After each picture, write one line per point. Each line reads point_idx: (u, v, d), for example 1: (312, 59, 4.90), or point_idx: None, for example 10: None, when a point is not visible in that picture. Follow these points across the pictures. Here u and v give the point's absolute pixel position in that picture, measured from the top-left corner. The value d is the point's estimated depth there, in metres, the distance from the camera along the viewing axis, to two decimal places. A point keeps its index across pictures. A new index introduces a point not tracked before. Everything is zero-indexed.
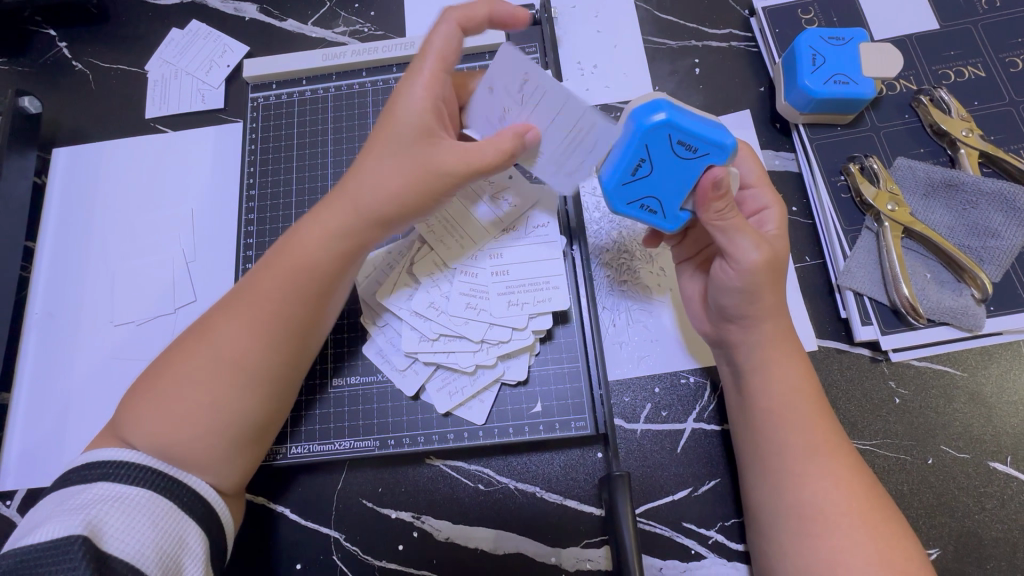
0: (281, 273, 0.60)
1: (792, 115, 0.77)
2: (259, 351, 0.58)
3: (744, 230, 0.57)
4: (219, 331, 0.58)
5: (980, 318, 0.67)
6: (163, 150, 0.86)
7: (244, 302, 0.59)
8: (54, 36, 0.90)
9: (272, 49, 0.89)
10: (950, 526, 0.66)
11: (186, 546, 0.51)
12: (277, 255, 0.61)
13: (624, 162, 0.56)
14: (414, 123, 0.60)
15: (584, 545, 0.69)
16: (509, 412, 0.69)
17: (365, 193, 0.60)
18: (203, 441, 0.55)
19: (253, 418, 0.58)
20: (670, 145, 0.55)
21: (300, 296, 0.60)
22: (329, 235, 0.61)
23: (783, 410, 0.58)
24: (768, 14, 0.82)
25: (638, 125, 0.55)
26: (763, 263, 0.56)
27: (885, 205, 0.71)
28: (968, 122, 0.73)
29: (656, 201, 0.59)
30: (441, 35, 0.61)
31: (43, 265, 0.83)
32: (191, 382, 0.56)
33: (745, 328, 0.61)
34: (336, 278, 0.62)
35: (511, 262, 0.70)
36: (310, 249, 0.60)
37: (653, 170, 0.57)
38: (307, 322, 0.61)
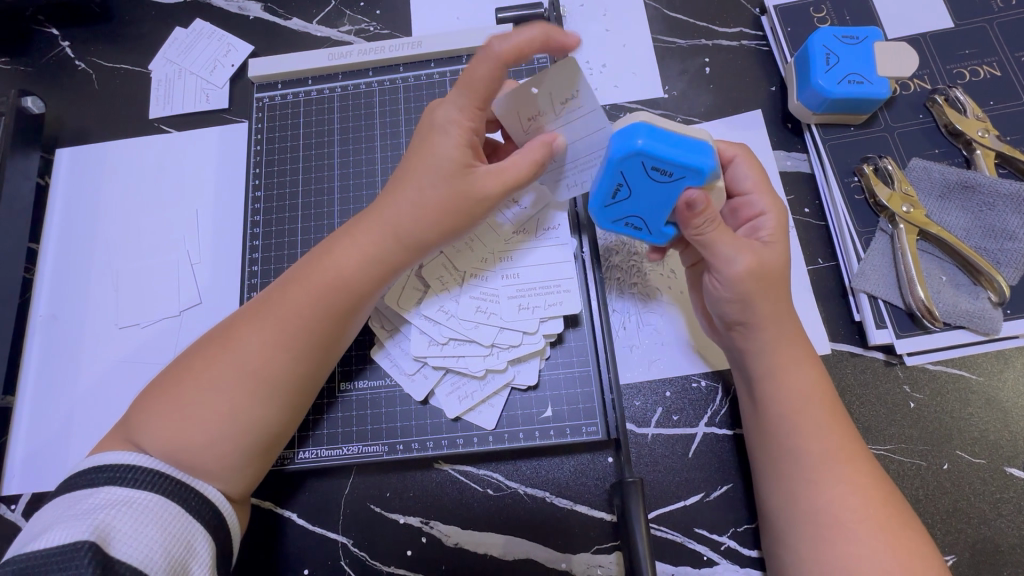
0: (312, 288, 0.59)
1: (804, 115, 0.76)
2: (285, 366, 0.57)
3: (726, 241, 0.56)
4: (247, 341, 0.57)
5: (997, 321, 0.66)
6: (169, 150, 0.85)
7: (273, 314, 0.58)
8: (57, 35, 0.89)
9: (276, 48, 0.88)
10: (966, 532, 0.65)
11: (194, 550, 0.50)
12: (307, 267, 0.60)
13: (603, 188, 0.57)
14: (453, 149, 0.58)
15: (594, 551, 0.68)
16: (519, 416, 0.68)
17: (397, 209, 0.59)
18: (217, 449, 0.54)
19: (274, 429, 0.57)
20: (645, 171, 0.55)
21: (327, 310, 0.59)
22: (363, 255, 0.60)
23: (795, 413, 0.57)
24: (779, 12, 0.81)
25: (614, 152, 0.54)
26: (748, 272, 0.56)
27: (900, 207, 0.70)
28: (984, 122, 0.72)
29: (640, 219, 0.60)
30: (485, 73, 0.56)
31: (47, 267, 0.83)
32: (214, 392, 0.55)
33: (746, 334, 0.60)
34: (364, 295, 0.61)
35: (523, 265, 0.69)
36: (344, 268, 0.60)
37: (632, 191, 0.57)
38: (334, 338, 0.60)
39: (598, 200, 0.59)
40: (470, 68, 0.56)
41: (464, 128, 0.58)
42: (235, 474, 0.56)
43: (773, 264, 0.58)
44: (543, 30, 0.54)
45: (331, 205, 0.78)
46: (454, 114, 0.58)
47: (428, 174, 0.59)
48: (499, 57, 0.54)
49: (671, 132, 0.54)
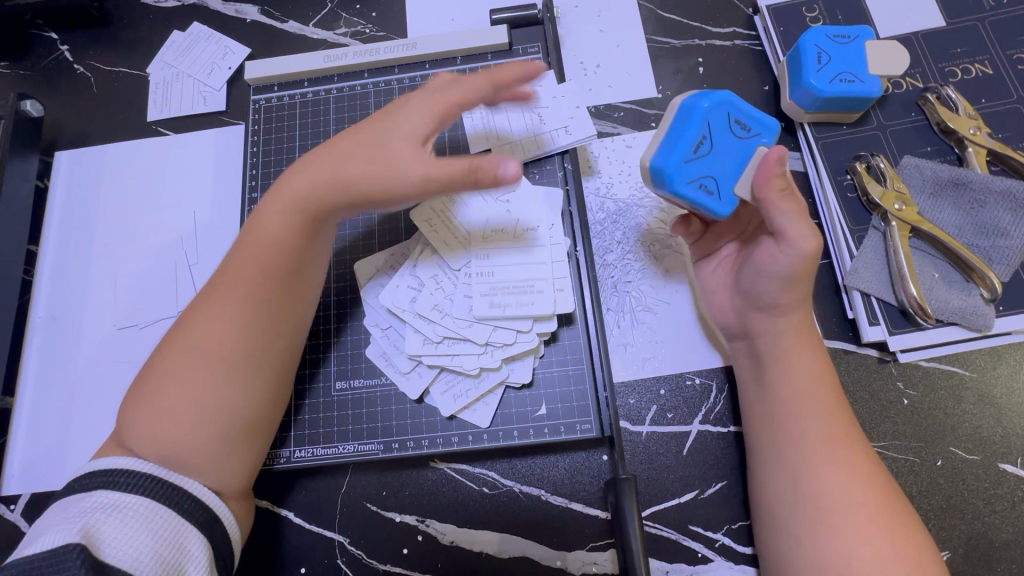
0: (250, 258, 0.59)
1: (797, 114, 0.77)
2: (238, 335, 0.57)
3: (800, 215, 0.57)
4: (197, 324, 0.57)
5: (989, 318, 0.66)
6: (166, 153, 0.86)
7: (217, 294, 0.58)
8: (56, 40, 0.90)
9: (273, 50, 0.88)
10: (960, 528, 0.65)
11: (187, 552, 0.50)
12: (243, 244, 0.61)
13: (687, 138, 0.57)
14: (410, 122, 0.58)
15: (589, 548, 0.68)
16: (514, 414, 0.69)
17: (325, 168, 0.59)
18: (191, 435, 0.54)
19: (246, 407, 0.57)
20: (728, 125, 0.58)
21: (269, 271, 0.59)
22: (291, 210, 0.60)
23: (799, 407, 0.57)
24: (772, 12, 0.82)
25: (696, 104, 0.58)
26: (816, 251, 0.56)
27: (892, 205, 0.70)
28: (976, 120, 0.72)
29: (713, 181, 0.58)
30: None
31: (45, 269, 0.83)
32: (179, 378, 0.55)
33: (774, 317, 0.61)
34: (302, 249, 0.61)
35: (496, 262, 0.69)
36: (275, 227, 0.60)
37: (712, 147, 0.58)
38: (286, 298, 0.61)
39: (682, 150, 0.57)
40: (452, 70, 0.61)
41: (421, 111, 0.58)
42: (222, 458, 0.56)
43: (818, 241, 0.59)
44: (520, 64, 0.60)
45: None
46: (414, 98, 0.60)
47: (361, 141, 0.59)
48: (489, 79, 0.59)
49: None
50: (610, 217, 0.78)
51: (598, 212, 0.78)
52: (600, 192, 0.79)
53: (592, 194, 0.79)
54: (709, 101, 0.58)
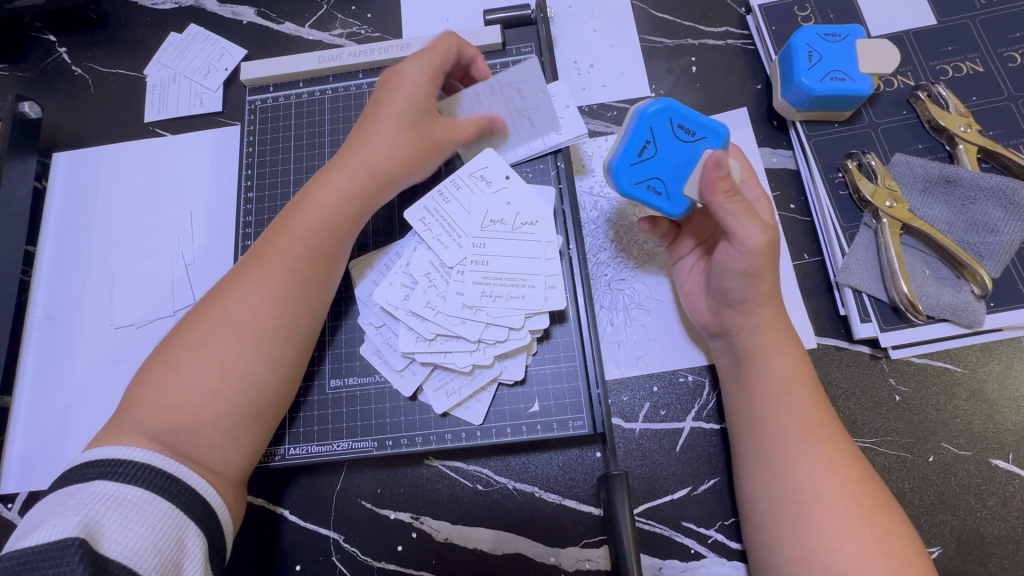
0: (291, 232, 0.65)
1: (788, 113, 0.77)
2: (274, 308, 0.61)
3: (750, 213, 0.57)
4: (235, 294, 0.61)
5: (980, 314, 0.67)
6: (163, 153, 0.87)
7: (257, 265, 0.63)
8: (54, 42, 0.91)
9: (269, 52, 0.89)
10: (952, 524, 0.65)
11: (185, 545, 0.51)
12: (284, 222, 0.66)
13: (631, 141, 0.61)
14: (412, 97, 0.68)
15: (583, 545, 0.69)
16: (507, 412, 0.69)
17: (369, 157, 0.67)
18: (215, 402, 0.57)
19: (268, 379, 0.60)
20: (672, 130, 0.61)
21: (311, 250, 0.64)
22: (338, 196, 0.66)
23: (783, 403, 0.58)
24: (765, 11, 0.82)
25: (642, 110, 0.61)
26: (766, 245, 0.57)
27: (883, 202, 0.70)
28: (967, 117, 0.72)
29: (660, 182, 0.62)
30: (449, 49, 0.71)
31: (43, 269, 0.84)
32: (213, 342, 0.59)
33: (743, 313, 0.62)
34: (343, 235, 0.67)
35: (492, 253, 0.69)
36: (321, 209, 0.66)
37: (658, 150, 0.61)
38: (320, 281, 0.65)
39: (624, 156, 0.61)
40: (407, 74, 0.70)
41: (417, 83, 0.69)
42: (238, 431, 0.58)
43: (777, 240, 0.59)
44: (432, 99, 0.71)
45: None
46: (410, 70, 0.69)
47: (390, 122, 0.68)
48: (461, 49, 0.73)
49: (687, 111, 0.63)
50: (603, 215, 0.78)
51: (590, 210, 0.79)
52: (594, 190, 0.80)
53: (585, 193, 0.80)
54: (653, 108, 0.61)
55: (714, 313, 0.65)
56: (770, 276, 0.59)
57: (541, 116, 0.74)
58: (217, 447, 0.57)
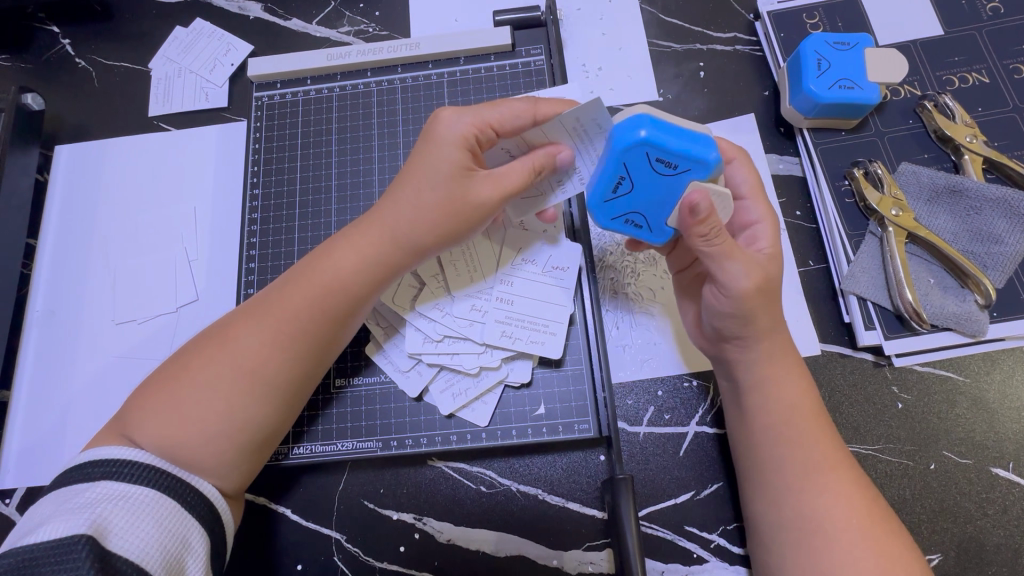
0: (308, 290, 0.61)
1: (796, 120, 0.77)
2: (282, 368, 0.59)
3: (733, 256, 0.56)
4: (243, 342, 0.58)
5: (983, 323, 0.67)
6: (167, 148, 0.86)
7: (271, 315, 0.60)
8: (57, 33, 0.90)
9: (276, 48, 0.88)
10: (952, 532, 0.66)
11: (190, 547, 0.50)
12: (304, 270, 0.62)
13: (606, 182, 0.57)
14: (454, 154, 0.60)
15: (586, 548, 0.69)
16: (512, 413, 0.69)
17: (401, 224, 0.61)
18: (214, 448, 0.55)
19: (269, 430, 0.59)
20: (648, 163, 0.55)
21: (325, 316, 0.61)
22: (361, 258, 0.62)
23: (780, 412, 0.58)
24: (774, 17, 0.82)
25: (617, 145, 0.54)
26: (753, 289, 0.56)
27: (889, 211, 0.71)
28: (972, 128, 0.73)
29: (641, 215, 0.60)
30: (513, 110, 0.60)
31: (44, 262, 0.83)
32: (215, 391, 0.56)
33: (742, 347, 0.60)
34: (362, 299, 0.62)
35: (519, 294, 0.69)
36: (342, 270, 0.61)
37: (634, 186, 0.57)
38: (331, 342, 0.62)
39: (598, 194, 0.58)
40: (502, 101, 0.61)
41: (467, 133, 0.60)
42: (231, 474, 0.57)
43: (774, 275, 0.59)
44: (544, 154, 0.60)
45: (328, 203, 0.78)
46: (461, 127, 0.60)
47: (428, 185, 0.60)
48: (532, 109, 0.60)
49: (675, 123, 0.55)
50: None
51: None
52: None
53: None
54: (626, 142, 0.54)
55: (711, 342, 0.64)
56: (765, 313, 0.58)
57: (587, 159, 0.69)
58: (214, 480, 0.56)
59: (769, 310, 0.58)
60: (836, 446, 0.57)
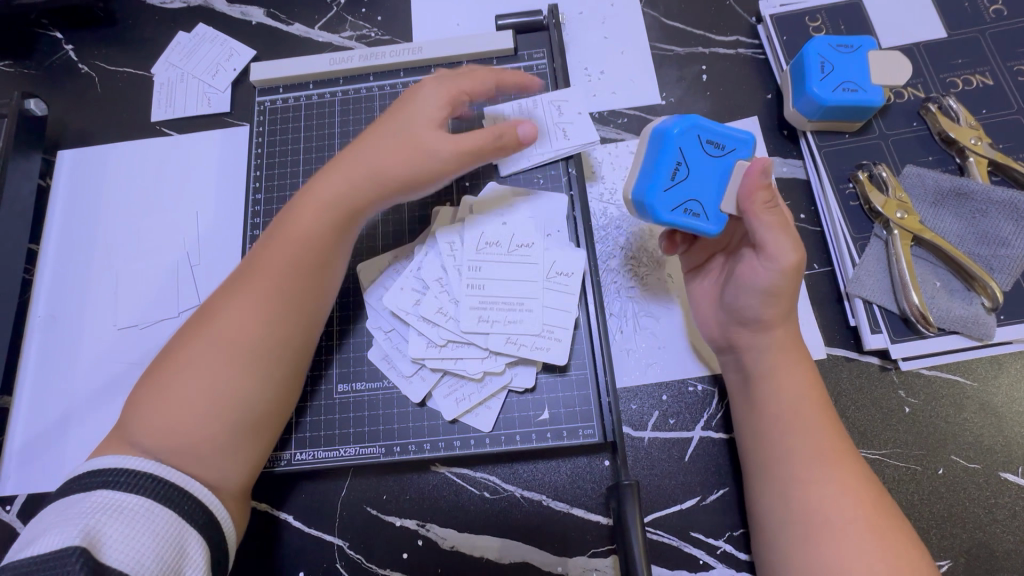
0: (277, 248, 0.62)
1: (799, 122, 0.77)
2: (262, 326, 0.59)
3: (779, 227, 0.58)
4: (221, 313, 0.59)
5: (990, 327, 0.67)
6: (169, 154, 0.86)
7: (242, 280, 0.61)
8: (61, 39, 0.90)
9: (278, 53, 0.88)
10: (961, 537, 0.65)
11: (188, 555, 0.50)
12: (273, 235, 0.64)
13: (660, 168, 0.60)
14: (419, 108, 0.65)
15: (590, 554, 0.68)
16: (516, 419, 0.69)
17: (363, 165, 0.64)
18: (210, 423, 0.55)
19: (264, 398, 0.58)
20: (700, 147, 0.61)
21: (297, 267, 0.62)
22: (322, 205, 0.63)
23: (782, 414, 0.58)
24: (776, 21, 0.82)
25: (670, 131, 0.60)
26: (795, 264, 0.58)
27: (894, 213, 0.70)
28: (977, 130, 0.72)
29: (697, 203, 0.60)
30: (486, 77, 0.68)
31: (46, 268, 0.83)
32: (200, 365, 0.56)
33: (755, 334, 0.61)
34: (333, 244, 0.64)
35: (524, 298, 0.69)
36: (306, 221, 0.63)
37: (688, 172, 0.60)
38: (313, 299, 0.63)
39: (656, 182, 0.60)
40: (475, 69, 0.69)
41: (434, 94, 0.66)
42: (233, 451, 0.56)
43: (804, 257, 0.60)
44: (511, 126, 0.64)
45: None
46: (423, 93, 0.66)
47: (392, 133, 0.64)
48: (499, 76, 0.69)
49: None
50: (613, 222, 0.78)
51: (600, 217, 0.79)
52: (603, 197, 0.80)
53: (595, 199, 0.80)
54: (678, 128, 0.60)
55: (721, 327, 0.65)
56: (790, 297, 0.60)
57: (581, 131, 0.75)
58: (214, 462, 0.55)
59: (790, 296, 0.60)
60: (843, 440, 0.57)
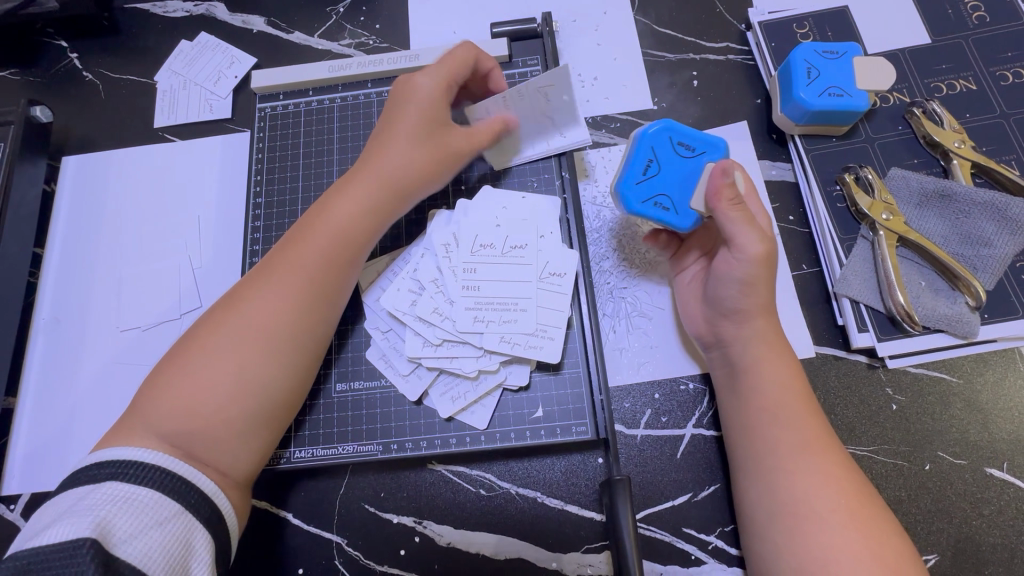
0: (308, 241, 0.66)
1: (788, 127, 0.79)
2: (290, 318, 0.62)
3: (748, 222, 0.60)
4: (250, 301, 0.62)
5: (974, 325, 0.68)
6: (172, 159, 0.88)
7: (273, 271, 0.64)
8: (66, 48, 0.92)
9: (279, 61, 0.90)
10: (948, 532, 0.66)
11: (193, 546, 0.51)
12: (302, 229, 0.68)
13: (633, 165, 0.66)
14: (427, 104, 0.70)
15: (584, 550, 0.69)
16: (511, 416, 0.70)
17: (390, 168, 0.69)
18: (233, 409, 0.58)
19: (285, 388, 0.62)
20: (671, 148, 0.65)
21: (328, 263, 0.66)
22: (353, 205, 0.68)
23: (767, 409, 0.59)
24: (764, 28, 0.84)
25: (643, 132, 0.65)
26: (763, 254, 0.59)
27: (880, 215, 0.72)
28: (960, 133, 0.74)
29: (667, 198, 0.64)
30: (461, 57, 0.73)
31: (50, 271, 0.85)
32: (226, 351, 0.60)
33: (739, 324, 0.63)
34: (361, 244, 0.68)
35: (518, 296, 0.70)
36: (337, 219, 0.67)
37: (660, 169, 0.65)
38: (333, 289, 0.66)
39: (628, 177, 0.65)
40: (452, 52, 0.73)
41: (433, 87, 0.70)
42: (250, 437, 0.59)
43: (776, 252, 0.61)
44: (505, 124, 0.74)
45: None
46: (430, 78, 0.71)
47: (410, 134, 0.70)
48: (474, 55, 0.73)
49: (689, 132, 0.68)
50: (606, 224, 0.80)
51: (593, 218, 0.80)
52: (596, 200, 0.81)
53: (588, 202, 0.81)
54: (652, 130, 0.66)
55: (709, 322, 0.66)
56: (767, 286, 0.61)
57: (560, 92, 0.70)
58: (231, 449, 0.58)
59: (768, 285, 0.62)
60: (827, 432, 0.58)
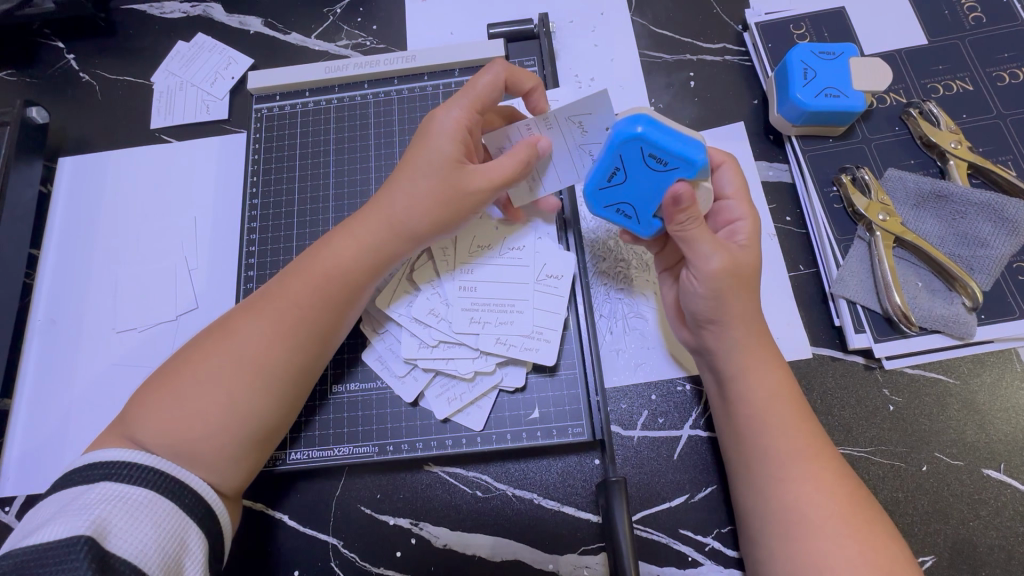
0: (308, 277, 0.63)
1: (784, 128, 0.79)
2: (284, 355, 0.60)
3: (706, 242, 0.58)
4: (246, 333, 0.60)
5: (971, 325, 0.68)
6: (168, 160, 0.88)
7: (271, 304, 0.62)
8: (62, 48, 0.92)
9: (276, 62, 0.90)
10: (944, 533, 0.66)
11: (187, 547, 0.51)
12: (305, 262, 0.65)
13: (600, 170, 0.59)
14: (447, 139, 0.63)
15: (580, 552, 0.69)
16: (507, 418, 0.70)
17: (396, 204, 0.64)
18: (217, 440, 0.56)
19: (273, 422, 0.60)
20: (641, 157, 0.58)
21: (326, 301, 0.63)
22: (356, 243, 0.64)
23: (757, 415, 0.59)
24: (761, 29, 0.84)
25: (614, 135, 0.57)
26: (722, 272, 0.58)
27: (876, 216, 0.72)
28: (957, 134, 0.74)
29: (630, 206, 0.62)
30: (487, 82, 0.65)
31: (46, 272, 0.84)
32: (214, 379, 0.58)
33: (717, 332, 0.62)
34: (361, 286, 0.65)
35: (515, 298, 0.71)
36: (339, 257, 0.64)
37: (626, 176, 0.59)
38: (328, 331, 0.64)
39: (593, 180, 0.60)
40: (475, 79, 0.66)
41: (459, 119, 0.64)
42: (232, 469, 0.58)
43: (745, 264, 0.60)
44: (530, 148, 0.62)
45: (327, 212, 0.80)
46: (454, 111, 0.64)
47: (422, 170, 0.64)
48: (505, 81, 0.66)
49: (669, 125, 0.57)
50: (603, 224, 0.80)
51: (589, 218, 0.80)
52: None
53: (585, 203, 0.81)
54: (623, 132, 0.57)
55: (693, 331, 0.66)
56: (739, 298, 0.60)
57: (597, 120, 0.61)
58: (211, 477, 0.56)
59: (742, 296, 0.60)
60: (817, 436, 0.58)
